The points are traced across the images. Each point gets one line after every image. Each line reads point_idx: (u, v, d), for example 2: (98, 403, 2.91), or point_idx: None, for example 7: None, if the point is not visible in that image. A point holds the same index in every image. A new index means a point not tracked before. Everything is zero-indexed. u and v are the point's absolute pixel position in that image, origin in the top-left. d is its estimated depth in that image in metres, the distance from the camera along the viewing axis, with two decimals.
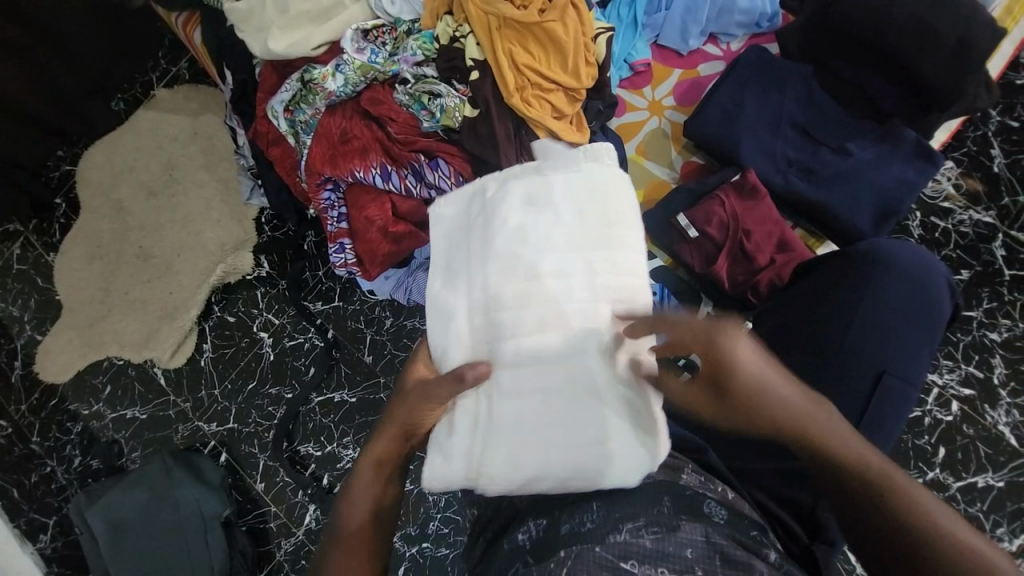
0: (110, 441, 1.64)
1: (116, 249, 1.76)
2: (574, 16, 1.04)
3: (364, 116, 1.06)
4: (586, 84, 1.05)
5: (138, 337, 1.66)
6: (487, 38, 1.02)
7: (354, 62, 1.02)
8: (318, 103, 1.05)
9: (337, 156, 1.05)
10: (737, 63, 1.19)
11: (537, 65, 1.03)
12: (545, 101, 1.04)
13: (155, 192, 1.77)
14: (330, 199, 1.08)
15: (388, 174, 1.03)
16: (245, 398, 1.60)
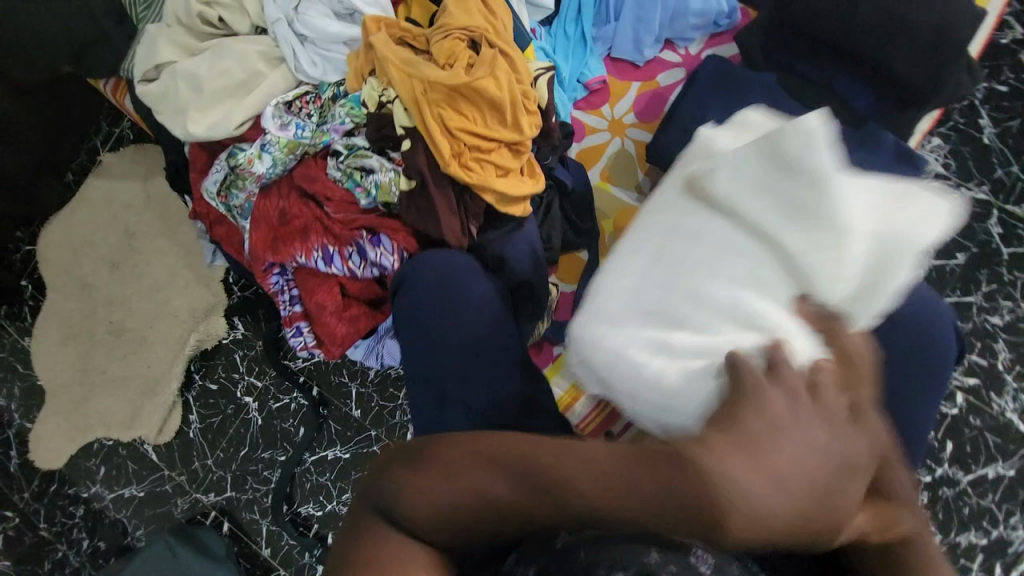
0: (113, 521, 1.63)
1: (88, 328, 1.72)
2: (507, 65, 1.00)
3: (299, 194, 1.03)
4: (529, 134, 1.00)
5: (123, 415, 1.63)
6: (415, 107, 0.98)
7: (280, 141, 0.99)
8: (250, 185, 1.01)
9: (278, 239, 1.02)
10: (692, 77, 1.05)
11: (474, 127, 0.99)
12: (488, 162, 1.00)
13: (117, 264, 1.72)
14: (277, 284, 1.06)
15: (329, 256, 1.01)
16: (239, 466, 1.58)
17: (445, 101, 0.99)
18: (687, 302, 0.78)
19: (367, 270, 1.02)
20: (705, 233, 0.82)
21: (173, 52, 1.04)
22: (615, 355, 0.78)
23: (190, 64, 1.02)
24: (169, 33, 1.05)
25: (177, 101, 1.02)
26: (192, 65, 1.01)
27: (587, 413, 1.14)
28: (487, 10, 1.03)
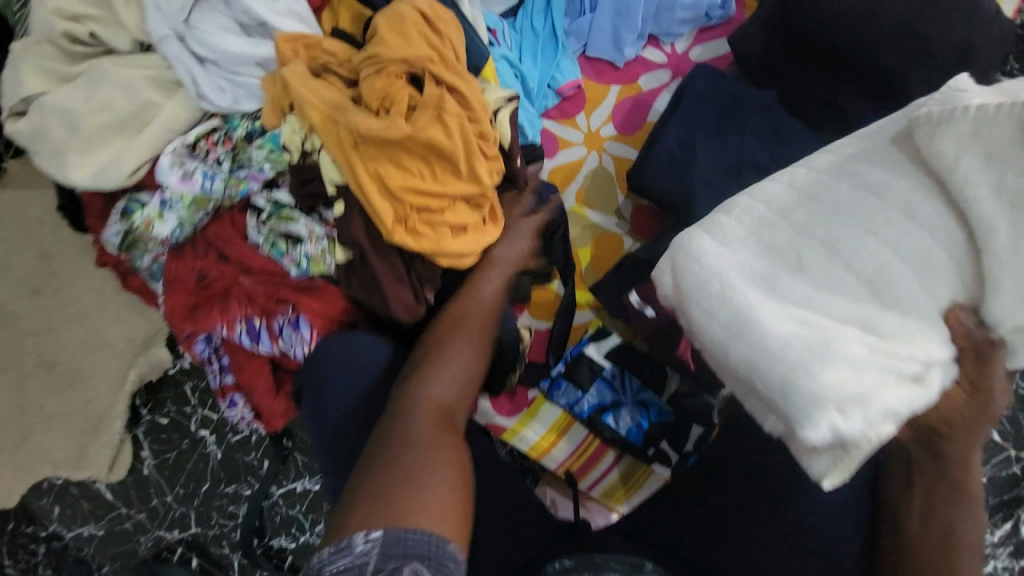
0: (76, 561, 1.53)
1: (14, 360, 1.54)
2: (454, 106, 0.96)
3: (212, 258, 1.07)
4: (488, 183, 0.99)
5: (68, 454, 1.50)
6: (350, 164, 1.00)
7: (186, 198, 1.03)
8: (157, 247, 1.06)
9: (200, 309, 1.07)
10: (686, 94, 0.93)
11: (419, 183, 0.98)
12: (438, 222, 1.00)
13: (38, 288, 1.53)
14: (204, 353, 1.10)
15: (253, 329, 1.06)
16: (202, 501, 1.49)
17: (387, 156, 0.98)
18: (806, 289, 0.76)
19: (285, 348, 1.05)
20: (861, 212, 0.76)
21: (42, 81, 1.06)
22: (748, 343, 0.72)
23: (61, 98, 1.04)
24: (44, 56, 1.07)
25: (54, 136, 1.04)
26: (65, 100, 1.03)
27: (567, 456, 1.07)
28: (431, 39, 0.98)
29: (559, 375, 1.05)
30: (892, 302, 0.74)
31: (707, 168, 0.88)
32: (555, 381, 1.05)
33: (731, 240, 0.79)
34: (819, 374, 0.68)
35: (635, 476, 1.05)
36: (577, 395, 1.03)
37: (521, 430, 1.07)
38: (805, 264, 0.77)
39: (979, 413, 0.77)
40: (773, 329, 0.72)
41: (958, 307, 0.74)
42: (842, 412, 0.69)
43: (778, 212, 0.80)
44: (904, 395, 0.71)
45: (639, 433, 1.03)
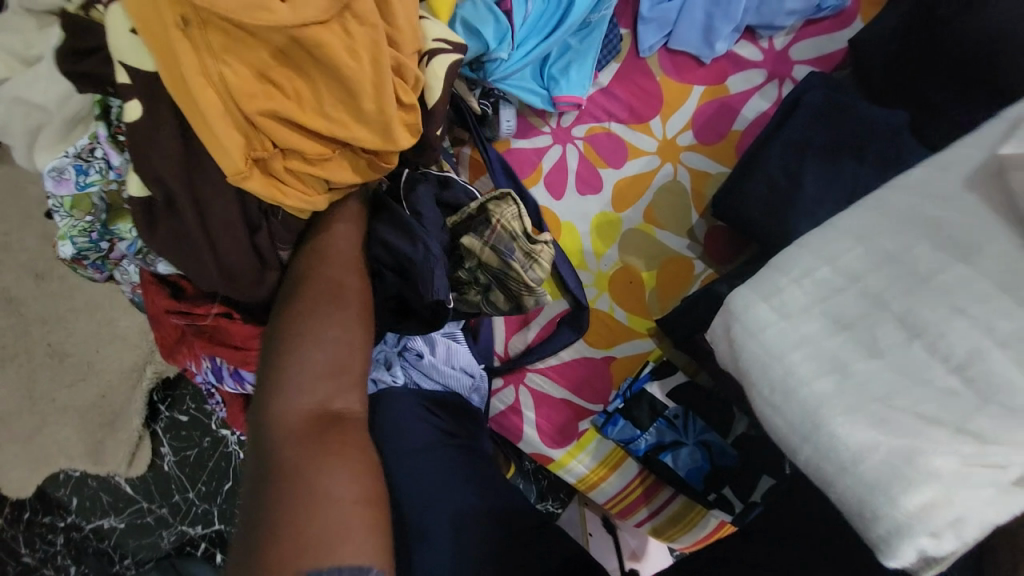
0: (96, 552, 1.51)
1: (24, 349, 1.46)
2: (368, 13, 0.66)
3: (153, 289, 0.81)
4: (399, 139, 0.70)
5: (85, 448, 1.46)
6: (169, 52, 0.63)
7: (64, 204, 0.73)
8: (99, 272, 0.82)
9: (175, 352, 0.87)
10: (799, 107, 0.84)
11: (280, 107, 0.65)
12: (305, 171, 0.70)
13: (42, 275, 1.44)
14: (206, 385, 0.94)
15: (219, 369, 0.86)
16: (225, 499, 1.46)
17: (253, 64, 0.64)
18: (885, 379, 0.48)
19: (253, 392, 0.87)
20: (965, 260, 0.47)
21: (5, 66, 0.77)
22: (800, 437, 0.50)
23: (26, 83, 0.73)
24: (7, 29, 0.77)
25: (23, 133, 0.75)
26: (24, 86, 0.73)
27: (617, 491, 1.01)
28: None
29: (618, 412, 0.97)
30: (993, 397, 0.44)
31: (815, 195, 0.80)
32: (611, 416, 0.97)
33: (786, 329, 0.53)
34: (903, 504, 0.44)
35: (687, 517, 0.99)
36: (635, 434, 0.96)
37: (570, 463, 1.00)
38: (880, 345, 0.49)
39: None
40: (846, 433, 0.48)
41: None
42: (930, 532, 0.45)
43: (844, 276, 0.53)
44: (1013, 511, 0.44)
45: (700, 477, 0.95)
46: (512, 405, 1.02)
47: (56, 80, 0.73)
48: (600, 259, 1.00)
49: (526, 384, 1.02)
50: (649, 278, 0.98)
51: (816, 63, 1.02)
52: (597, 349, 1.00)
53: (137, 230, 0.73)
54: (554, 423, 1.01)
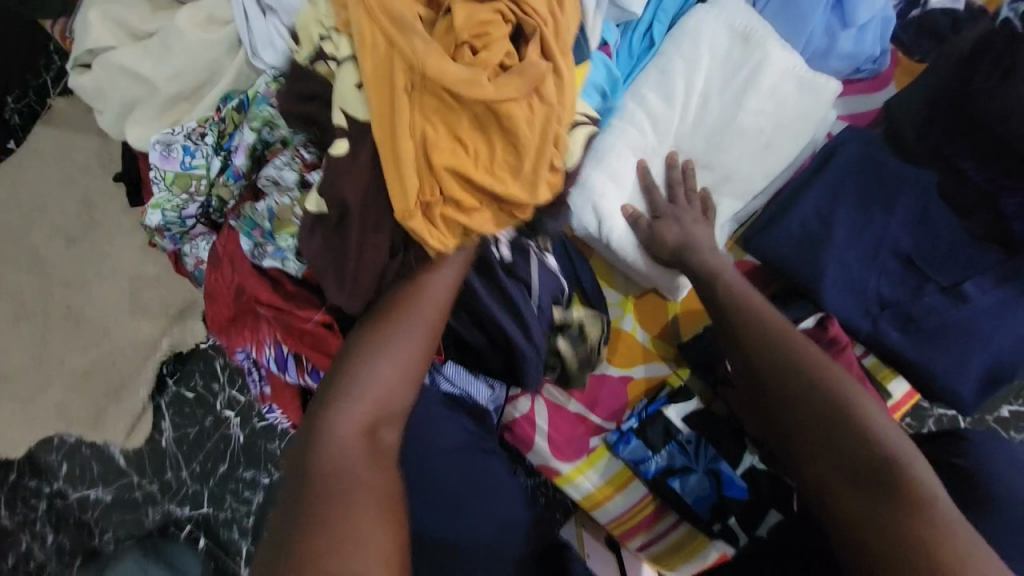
0: (79, 522, 1.49)
1: (40, 308, 1.46)
2: (553, 92, 0.72)
3: (235, 275, 0.81)
4: (540, 197, 0.74)
5: (86, 414, 1.45)
6: (387, 106, 0.70)
7: (165, 177, 0.79)
8: (169, 240, 0.86)
9: (234, 324, 0.87)
10: (837, 158, 0.88)
11: (461, 162, 0.70)
12: (455, 221, 0.73)
13: (73, 239, 1.46)
14: (244, 364, 0.94)
15: (281, 358, 0.86)
16: (218, 482, 1.45)
17: (443, 117, 0.70)
18: (636, 146, 0.87)
19: (319, 388, 0.87)
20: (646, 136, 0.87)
21: (113, 34, 0.84)
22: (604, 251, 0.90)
23: (137, 58, 0.82)
24: (122, 3, 0.85)
25: (121, 100, 0.83)
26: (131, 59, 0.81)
27: (621, 512, 1.01)
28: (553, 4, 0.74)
29: (631, 431, 0.99)
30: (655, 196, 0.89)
31: (845, 243, 0.84)
32: (624, 435, 0.99)
33: (623, 177, 0.87)
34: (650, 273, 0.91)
35: (689, 547, 0.99)
36: (646, 454, 0.97)
37: (577, 478, 1.02)
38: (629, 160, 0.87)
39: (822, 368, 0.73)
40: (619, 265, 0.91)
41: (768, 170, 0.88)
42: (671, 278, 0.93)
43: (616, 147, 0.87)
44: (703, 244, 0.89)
45: (707, 505, 0.96)
46: (527, 414, 1.03)
47: (166, 59, 0.81)
48: (627, 281, 1.01)
49: (542, 395, 1.03)
50: (671, 307, 1.01)
51: (849, 117, 1.09)
52: (616, 367, 1.02)
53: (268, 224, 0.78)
54: (567, 436, 1.03)
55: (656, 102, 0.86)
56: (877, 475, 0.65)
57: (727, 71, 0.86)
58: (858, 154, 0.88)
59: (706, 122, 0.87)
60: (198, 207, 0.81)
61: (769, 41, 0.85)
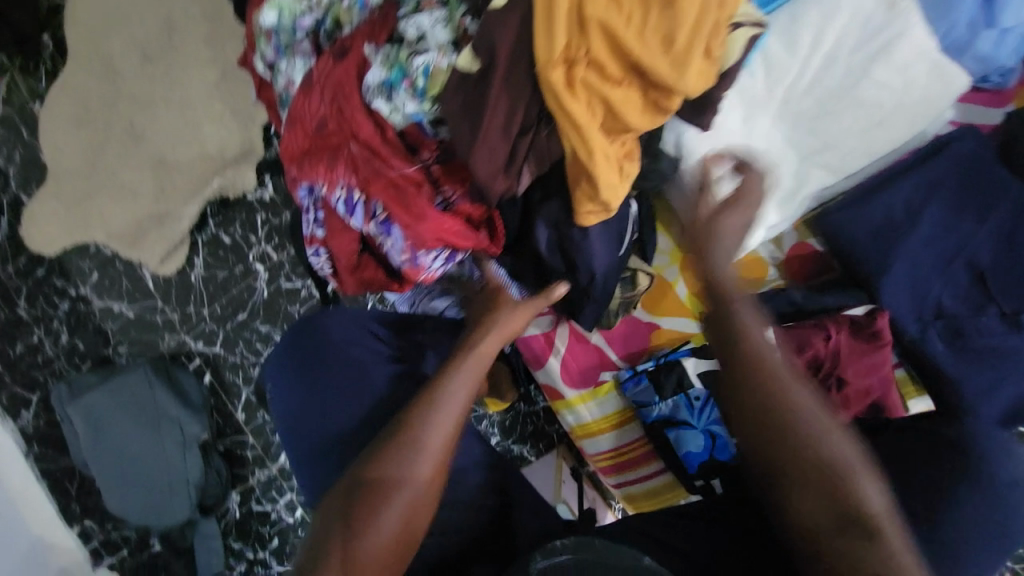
0: (98, 329, 1.58)
1: (104, 117, 1.49)
2: None
3: (325, 107, 0.81)
4: (688, 81, 0.69)
5: (127, 230, 1.50)
6: None
7: None
8: (273, 51, 0.88)
9: (312, 150, 0.86)
10: (945, 151, 0.82)
11: (614, 22, 0.67)
12: (597, 93, 0.70)
13: (150, 58, 1.46)
14: (305, 201, 0.94)
15: (352, 202, 0.85)
16: (234, 327, 1.51)
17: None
18: (748, 87, 0.83)
19: (384, 242, 0.88)
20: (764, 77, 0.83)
21: None
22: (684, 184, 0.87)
23: None
24: None
25: None
26: None
27: (610, 447, 1.05)
28: None
29: (645, 374, 1.00)
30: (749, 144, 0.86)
31: (923, 240, 0.81)
32: (635, 375, 1.01)
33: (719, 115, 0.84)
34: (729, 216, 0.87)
35: (664, 495, 1.04)
36: (653, 400, 0.99)
37: (577, 405, 1.06)
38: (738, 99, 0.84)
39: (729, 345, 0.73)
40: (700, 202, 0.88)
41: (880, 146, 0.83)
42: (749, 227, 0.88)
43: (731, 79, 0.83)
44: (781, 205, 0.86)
45: (696, 461, 0.98)
46: (547, 333, 1.05)
47: None
48: (684, 232, 0.99)
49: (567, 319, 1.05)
50: None
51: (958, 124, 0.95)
52: (645, 313, 1.03)
53: (397, 70, 0.75)
54: (579, 365, 1.05)
55: (777, 48, 0.82)
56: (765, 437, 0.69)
57: (864, 34, 0.80)
58: (972, 150, 0.81)
59: (822, 83, 0.82)
60: (312, 21, 0.85)
61: (916, 11, 0.78)
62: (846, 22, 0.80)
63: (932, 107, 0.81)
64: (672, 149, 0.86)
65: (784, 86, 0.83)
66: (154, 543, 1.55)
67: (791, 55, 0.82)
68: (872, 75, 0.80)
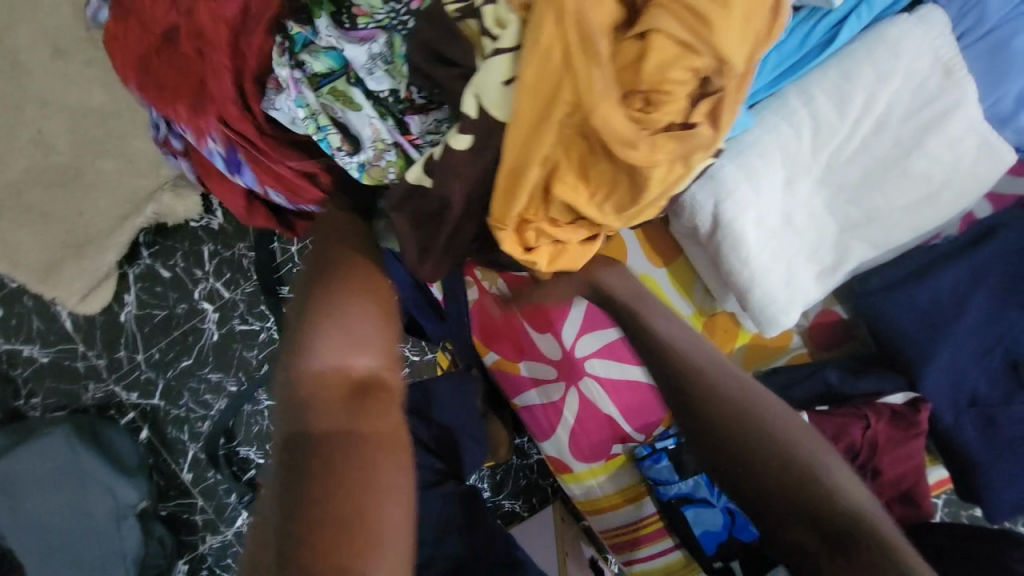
0: (3, 377, 1.31)
1: (1, 123, 1.21)
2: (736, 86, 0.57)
3: (180, 19, 0.67)
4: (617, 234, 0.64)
5: (37, 262, 1.24)
6: (536, 96, 0.53)
7: None
8: None
9: (163, 76, 0.70)
10: (988, 235, 0.77)
11: (568, 196, 0.58)
12: (546, 236, 0.64)
13: (63, 53, 1.20)
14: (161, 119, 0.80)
15: (228, 160, 0.73)
16: (177, 376, 1.30)
17: (585, 142, 0.56)
18: (790, 154, 0.75)
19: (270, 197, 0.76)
20: (808, 143, 0.75)
21: None
22: (721, 256, 0.77)
23: None
24: None
25: None
26: None
27: (619, 524, 0.97)
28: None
29: (663, 450, 0.93)
30: (789, 216, 0.78)
31: (969, 328, 0.76)
32: (654, 453, 0.94)
33: (762, 177, 0.75)
34: (771, 294, 0.77)
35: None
36: (671, 478, 0.92)
37: (586, 480, 0.97)
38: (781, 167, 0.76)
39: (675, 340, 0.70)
40: (739, 277, 0.77)
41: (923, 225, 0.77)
42: (788, 306, 0.79)
43: (775, 144, 0.75)
44: (817, 281, 0.80)
45: (712, 542, 0.92)
46: (555, 402, 0.96)
47: None
48: (706, 295, 0.90)
49: (577, 387, 0.95)
50: (742, 335, 0.91)
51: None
52: None
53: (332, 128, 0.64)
54: (589, 438, 0.95)
55: (826, 108, 0.74)
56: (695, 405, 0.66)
57: (915, 102, 0.74)
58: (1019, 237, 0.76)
59: (870, 150, 0.76)
60: None
61: (969, 81, 0.73)
62: (900, 86, 0.74)
63: (978, 185, 0.76)
64: (708, 215, 0.76)
65: (828, 155, 0.76)
66: None
67: (840, 117, 0.74)
68: (924, 146, 0.74)
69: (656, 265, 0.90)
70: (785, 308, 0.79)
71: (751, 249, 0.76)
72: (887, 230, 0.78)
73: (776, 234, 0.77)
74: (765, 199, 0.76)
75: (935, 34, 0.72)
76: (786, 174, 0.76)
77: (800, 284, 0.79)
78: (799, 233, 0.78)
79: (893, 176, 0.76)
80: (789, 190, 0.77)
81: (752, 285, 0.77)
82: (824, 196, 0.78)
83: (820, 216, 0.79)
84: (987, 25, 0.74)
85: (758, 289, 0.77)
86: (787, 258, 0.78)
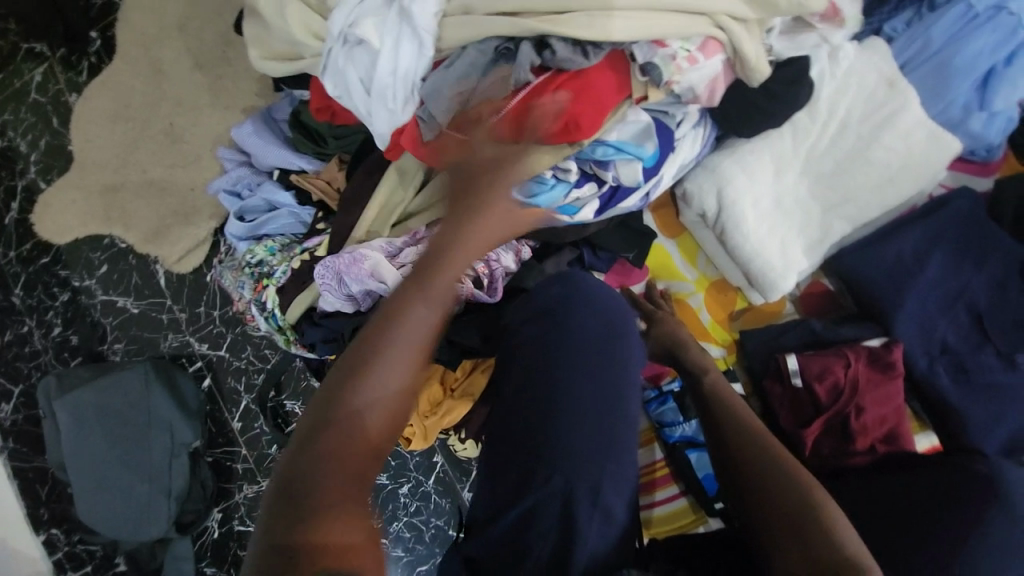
0: (94, 323, 1.52)
1: (143, 115, 1.52)
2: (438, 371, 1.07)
3: None
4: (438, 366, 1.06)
5: (148, 226, 1.50)
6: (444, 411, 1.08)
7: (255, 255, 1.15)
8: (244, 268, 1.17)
9: None
10: (942, 208, 0.95)
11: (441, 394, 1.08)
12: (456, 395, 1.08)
13: (201, 66, 1.52)
14: None
15: None
16: (244, 332, 1.49)
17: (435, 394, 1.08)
18: (777, 145, 0.95)
19: None
20: (790, 138, 0.95)
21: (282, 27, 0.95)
22: (728, 231, 0.95)
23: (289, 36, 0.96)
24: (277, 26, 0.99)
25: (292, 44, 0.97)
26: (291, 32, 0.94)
27: None
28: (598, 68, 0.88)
29: (670, 394, 1.07)
30: (779, 197, 0.97)
31: (928, 282, 0.93)
32: (661, 395, 1.07)
33: (755, 167, 0.95)
34: (770, 262, 0.96)
35: (682, 521, 1.04)
36: (678, 420, 1.05)
37: None
38: (771, 157, 0.95)
39: (731, 412, 0.83)
40: (744, 250, 0.96)
41: (887, 200, 0.97)
42: (784, 272, 0.97)
43: (763, 138, 0.95)
44: (806, 250, 0.98)
45: (713, 484, 1.02)
46: None
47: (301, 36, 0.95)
48: (708, 263, 1.07)
49: None
50: (741, 300, 1.06)
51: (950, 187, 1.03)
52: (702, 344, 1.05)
53: None
54: None
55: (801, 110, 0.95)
56: (761, 460, 0.76)
57: (870, 107, 0.95)
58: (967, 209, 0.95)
59: (838, 145, 0.96)
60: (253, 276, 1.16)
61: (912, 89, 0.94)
62: (855, 95, 0.95)
63: (932, 167, 0.95)
64: (711, 198, 0.95)
65: (807, 147, 0.96)
66: (118, 561, 1.46)
67: (813, 119, 0.95)
68: (881, 141, 0.94)
69: (666, 237, 1.08)
70: (784, 273, 0.97)
71: (754, 227, 0.95)
72: (859, 205, 0.97)
73: (769, 216, 0.96)
74: (757, 182, 0.95)
75: (883, 54, 0.94)
76: (776, 165, 0.96)
77: (794, 255, 0.97)
78: (789, 212, 0.97)
79: (862, 164, 0.95)
80: (780, 176, 0.96)
81: (755, 256, 0.96)
82: (808, 183, 0.98)
83: (805, 198, 0.98)
84: (932, 48, 0.94)
85: (759, 259, 0.96)
86: (782, 233, 0.97)
